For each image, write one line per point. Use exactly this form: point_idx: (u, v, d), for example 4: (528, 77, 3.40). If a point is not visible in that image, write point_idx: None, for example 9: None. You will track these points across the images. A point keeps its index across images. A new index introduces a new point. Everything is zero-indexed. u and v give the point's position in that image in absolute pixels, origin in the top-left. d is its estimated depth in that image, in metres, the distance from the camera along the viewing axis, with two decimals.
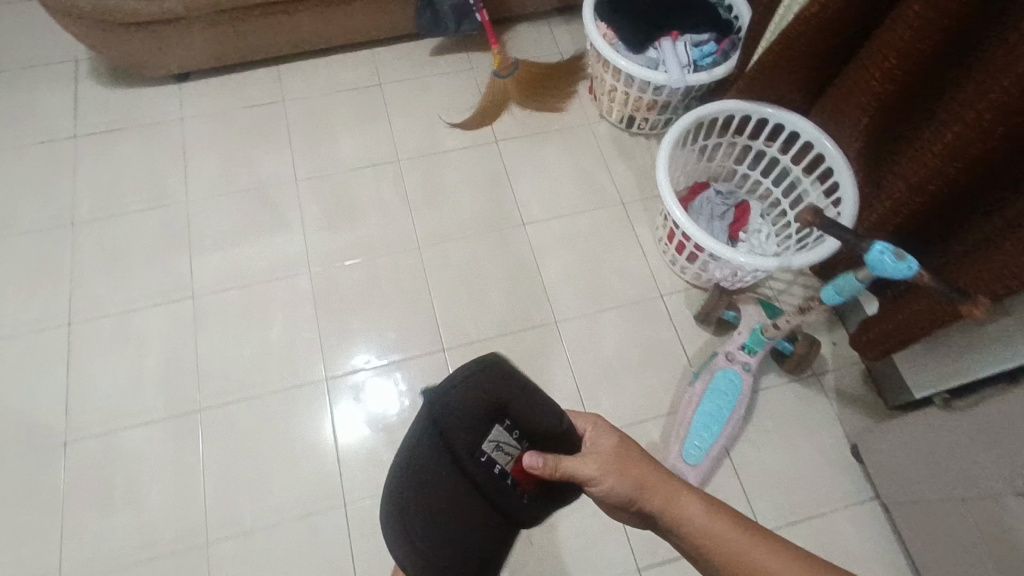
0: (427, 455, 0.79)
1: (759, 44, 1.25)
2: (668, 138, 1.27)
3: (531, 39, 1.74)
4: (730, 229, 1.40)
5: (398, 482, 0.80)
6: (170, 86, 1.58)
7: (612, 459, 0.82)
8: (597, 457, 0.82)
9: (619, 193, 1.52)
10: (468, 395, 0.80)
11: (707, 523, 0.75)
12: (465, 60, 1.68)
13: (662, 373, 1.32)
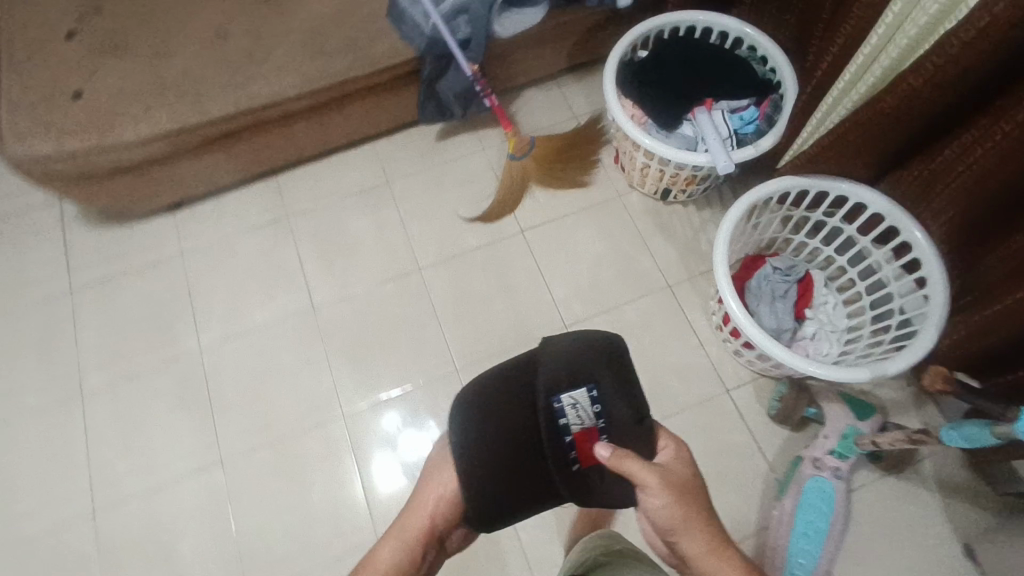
0: (514, 382, 0.82)
1: (818, 119, 1.10)
2: (722, 234, 1.14)
3: (543, 105, 1.59)
4: (795, 308, 1.26)
5: (488, 387, 0.84)
6: (165, 217, 1.48)
7: (677, 488, 0.81)
8: (666, 480, 0.80)
9: (664, 275, 1.39)
10: (574, 349, 0.83)
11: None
12: (475, 140, 1.54)
13: (742, 486, 1.20)
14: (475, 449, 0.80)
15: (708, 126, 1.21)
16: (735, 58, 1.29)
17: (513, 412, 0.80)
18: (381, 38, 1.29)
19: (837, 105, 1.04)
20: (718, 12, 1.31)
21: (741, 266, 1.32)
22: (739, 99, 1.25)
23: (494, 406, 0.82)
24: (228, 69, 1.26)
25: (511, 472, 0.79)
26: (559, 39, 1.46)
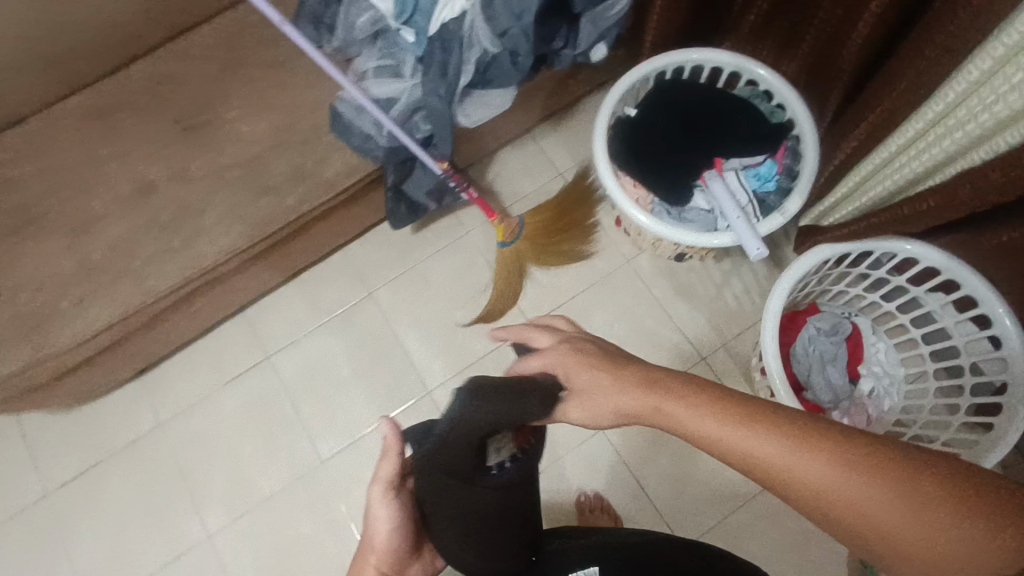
0: (457, 494, 0.72)
1: (861, 185, 0.95)
2: (765, 333, 1.01)
3: (521, 165, 1.41)
4: (847, 368, 1.15)
5: (442, 506, 0.75)
6: (130, 385, 1.30)
7: (592, 386, 0.71)
8: (581, 395, 0.71)
9: (695, 348, 1.26)
10: (462, 438, 0.66)
11: (736, 436, 0.62)
12: (455, 223, 1.36)
13: None
14: (487, 540, 0.78)
15: (724, 198, 1.06)
16: (735, 100, 1.12)
17: (477, 511, 0.75)
18: (332, 158, 1.10)
19: (873, 178, 0.92)
20: (708, 48, 1.12)
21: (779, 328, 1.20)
22: (751, 152, 1.09)
23: (459, 514, 0.75)
24: (162, 232, 1.07)
25: (512, 521, 0.79)
26: (530, 101, 1.26)
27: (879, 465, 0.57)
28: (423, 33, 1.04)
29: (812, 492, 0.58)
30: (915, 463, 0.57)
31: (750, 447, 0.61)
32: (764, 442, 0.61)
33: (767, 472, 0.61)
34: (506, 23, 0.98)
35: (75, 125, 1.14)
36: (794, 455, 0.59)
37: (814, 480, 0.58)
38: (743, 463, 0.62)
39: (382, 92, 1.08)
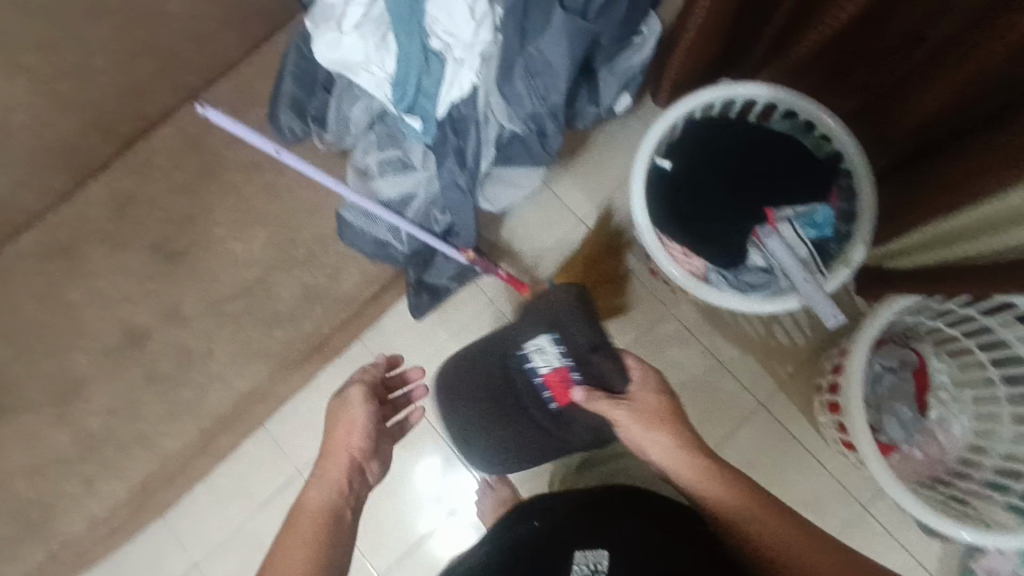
0: (488, 348, 1.04)
1: (940, 236, 0.86)
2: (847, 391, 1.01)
3: (537, 217, 1.29)
4: (915, 400, 1.10)
5: (465, 357, 1.06)
6: (153, 527, 1.19)
7: (641, 417, 0.79)
8: (636, 412, 0.79)
9: (751, 393, 1.20)
10: (538, 305, 1.01)
11: (715, 489, 0.72)
12: (477, 294, 1.18)
13: None
14: (464, 405, 1.03)
15: (784, 256, 0.97)
16: (776, 137, 1.02)
17: (491, 375, 1.02)
18: (345, 269, 0.98)
19: (951, 245, 0.85)
20: (739, 82, 1.02)
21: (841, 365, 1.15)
22: (804, 196, 1.00)
23: (473, 372, 1.03)
24: (166, 387, 0.94)
25: (499, 421, 0.99)
26: None
27: (795, 530, 0.69)
28: (433, 121, 0.91)
29: (745, 533, 0.70)
30: (818, 534, 0.69)
31: (708, 487, 0.72)
32: (720, 485, 0.72)
33: (715, 507, 0.72)
34: (538, 108, 0.88)
35: (35, 268, 0.97)
36: (740, 501, 0.71)
37: (743, 522, 0.70)
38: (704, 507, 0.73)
39: (394, 189, 0.96)
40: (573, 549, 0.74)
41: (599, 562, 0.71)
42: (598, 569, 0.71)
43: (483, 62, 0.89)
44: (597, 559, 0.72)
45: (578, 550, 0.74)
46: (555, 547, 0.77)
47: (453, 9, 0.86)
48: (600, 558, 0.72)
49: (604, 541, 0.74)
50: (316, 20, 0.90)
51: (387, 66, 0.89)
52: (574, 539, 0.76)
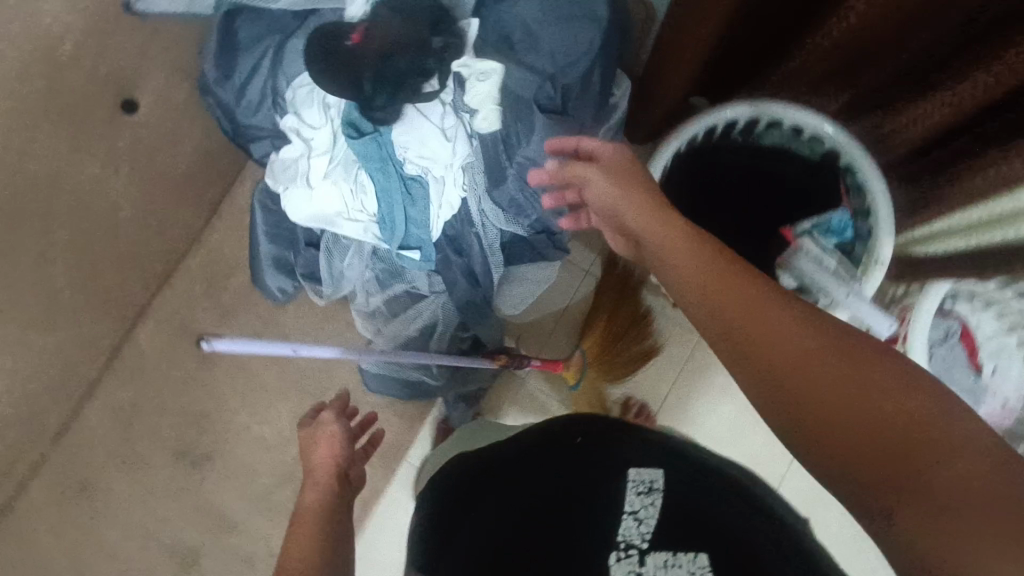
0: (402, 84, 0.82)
1: (986, 208, 0.78)
2: None
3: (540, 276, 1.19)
4: (969, 364, 1.09)
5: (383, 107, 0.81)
6: None
7: (611, 174, 0.61)
8: (604, 168, 0.61)
9: None
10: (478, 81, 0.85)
11: (688, 258, 0.54)
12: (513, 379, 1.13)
13: None
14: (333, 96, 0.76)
15: (812, 271, 0.92)
16: (769, 154, 0.99)
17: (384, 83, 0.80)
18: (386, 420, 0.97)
19: (977, 233, 0.81)
20: (722, 107, 0.95)
21: None
22: (809, 206, 0.99)
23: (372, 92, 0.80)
24: None
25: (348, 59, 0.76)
26: None
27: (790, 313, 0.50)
28: (432, 248, 0.85)
29: (688, 292, 0.53)
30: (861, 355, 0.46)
31: (676, 253, 0.55)
32: (692, 260, 0.54)
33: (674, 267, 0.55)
34: (541, 212, 0.84)
35: (55, 518, 0.89)
36: (710, 272, 0.53)
37: (686, 280, 0.54)
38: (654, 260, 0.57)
39: (409, 324, 0.91)
40: (626, 466, 0.61)
41: (654, 482, 0.59)
42: (656, 487, 0.59)
43: (466, 174, 0.83)
44: (654, 478, 0.59)
45: (631, 467, 0.61)
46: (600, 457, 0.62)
47: (425, 133, 0.79)
48: (657, 478, 0.59)
49: (649, 452, 0.61)
50: (278, 180, 0.84)
51: (370, 206, 0.83)
52: (617, 447, 0.62)
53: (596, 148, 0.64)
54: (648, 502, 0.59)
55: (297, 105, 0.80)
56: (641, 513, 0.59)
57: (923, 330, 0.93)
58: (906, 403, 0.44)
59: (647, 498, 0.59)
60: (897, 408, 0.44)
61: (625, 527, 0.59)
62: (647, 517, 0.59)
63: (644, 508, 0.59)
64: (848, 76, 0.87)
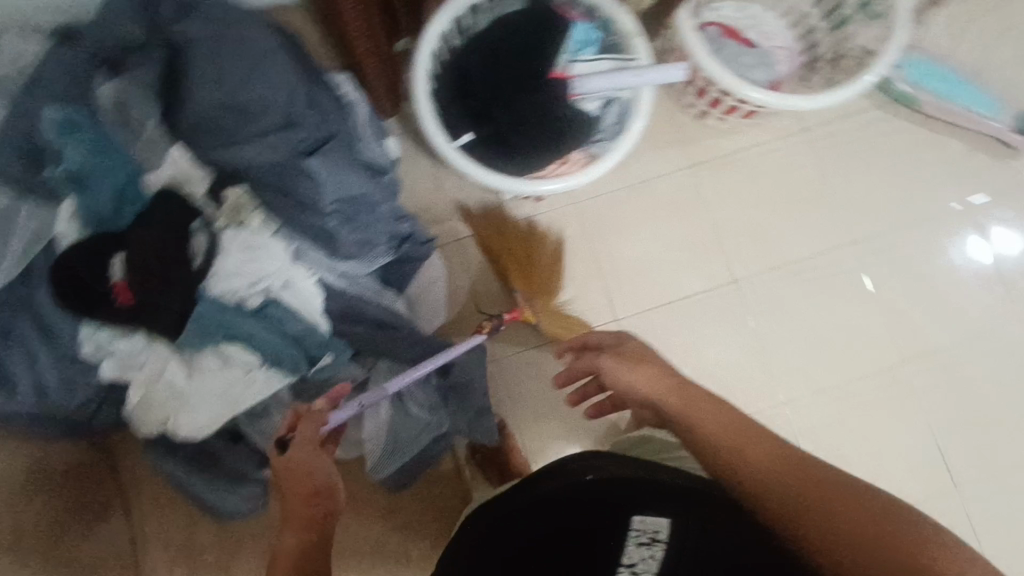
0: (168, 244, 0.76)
1: None
2: (752, 95, 1.06)
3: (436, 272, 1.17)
4: (744, 46, 1.23)
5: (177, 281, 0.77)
6: None
7: (623, 360, 0.77)
8: (618, 356, 0.78)
9: (676, 167, 1.28)
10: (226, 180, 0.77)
11: (696, 411, 0.73)
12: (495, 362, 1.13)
13: (897, 137, 1.29)
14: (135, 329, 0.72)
15: (597, 81, 1.00)
16: (493, 31, 1.03)
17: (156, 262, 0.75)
18: (438, 489, 0.94)
19: None
20: (427, 28, 0.98)
21: (693, 89, 1.17)
22: (556, 38, 1.02)
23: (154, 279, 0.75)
24: None
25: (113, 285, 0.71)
26: None
27: (786, 459, 0.68)
28: (334, 338, 0.81)
29: (699, 428, 0.72)
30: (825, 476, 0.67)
31: (665, 390, 0.74)
32: (723, 424, 0.71)
33: (714, 438, 0.71)
34: (388, 228, 0.82)
35: None
36: (717, 419, 0.72)
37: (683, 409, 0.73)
38: (655, 396, 0.75)
39: (379, 408, 0.84)
40: (632, 515, 0.64)
41: (658, 533, 0.64)
42: (657, 536, 0.64)
43: (303, 262, 0.79)
44: (658, 527, 0.64)
45: (636, 517, 0.64)
46: (615, 504, 0.65)
47: (236, 263, 0.74)
48: (659, 529, 0.64)
49: (665, 497, 0.65)
50: (152, 421, 0.74)
51: (251, 360, 0.76)
52: (629, 495, 0.64)
53: (603, 338, 0.82)
54: (647, 555, 0.65)
55: (107, 348, 0.73)
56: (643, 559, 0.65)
57: (706, 53, 1.03)
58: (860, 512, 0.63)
59: (649, 548, 0.65)
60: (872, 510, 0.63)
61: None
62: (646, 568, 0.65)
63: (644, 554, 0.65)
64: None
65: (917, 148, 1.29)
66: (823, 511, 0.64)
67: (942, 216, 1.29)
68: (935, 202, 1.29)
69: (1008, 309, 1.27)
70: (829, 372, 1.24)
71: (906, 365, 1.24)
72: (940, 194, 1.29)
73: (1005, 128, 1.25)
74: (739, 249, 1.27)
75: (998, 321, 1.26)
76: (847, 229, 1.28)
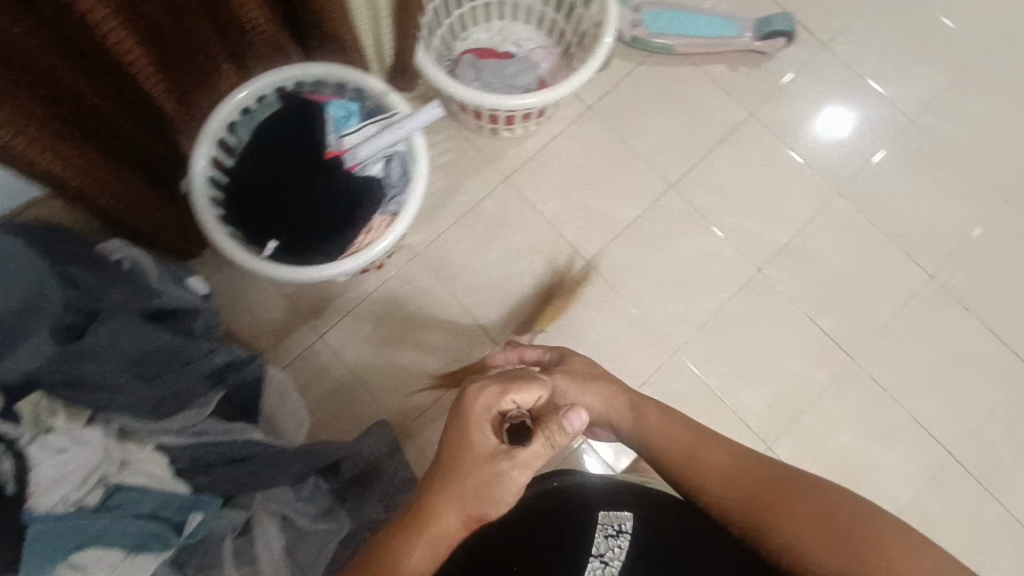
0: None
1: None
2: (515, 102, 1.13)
3: (317, 366, 1.26)
4: (501, 60, 1.32)
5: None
6: None
7: (573, 379, 0.85)
8: (571, 377, 0.85)
9: (492, 187, 1.35)
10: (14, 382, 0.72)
11: (663, 428, 0.80)
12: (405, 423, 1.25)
13: (668, 81, 1.39)
14: None
15: (367, 147, 1.05)
16: (257, 139, 1.06)
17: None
18: None
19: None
20: (191, 164, 1.00)
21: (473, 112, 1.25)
22: (314, 124, 1.06)
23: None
24: None
25: None
26: None
27: (762, 471, 0.74)
28: (197, 496, 0.78)
29: (662, 440, 0.79)
30: (804, 491, 0.71)
31: (621, 408, 0.83)
32: (694, 444, 0.77)
33: (674, 450, 0.77)
34: (200, 367, 0.84)
35: None
36: (685, 434, 0.78)
37: (645, 427, 0.81)
38: (607, 413, 0.84)
39: (274, 541, 0.83)
40: (597, 511, 0.78)
41: (620, 526, 0.77)
42: (621, 528, 0.76)
43: (132, 440, 0.77)
44: (621, 520, 0.77)
45: (602, 511, 0.78)
46: (581, 504, 0.79)
47: (55, 470, 0.69)
48: (624, 521, 0.77)
49: (618, 497, 0.79)
50: None
51: (115, 559, 0.70)
52: (596, 494, 0.79)
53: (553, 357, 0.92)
54: (614, 544, 0.75)
55: None
56: (609, 553, 0.75)
57: (457, 86, 1.11)
58: (838, 522, 0.68)
59: (616, 539, 0.76)
60: (853, 518, 0.68)
61: (595, 568, 0.74)
62: (614, 556, 0.75)
63: (609, 550, 0.75)
64: (198, 82, 0.96)
65: (690, 83, 1.39)
66: (800, 526, 0.69)
67: (736, 128, 1.38)
68: (724, 120, 1.38)
69: (828, 184, 1.35)
70: (705, 304, 1.29)
71: (766, 270, 1.30)
72: (727, 112, 1.38)
73: (750, 37, 1.37)
74: (579, 233, 1.33)
75: (825, 197, 1.34)
76: (662, 173, 1.35)
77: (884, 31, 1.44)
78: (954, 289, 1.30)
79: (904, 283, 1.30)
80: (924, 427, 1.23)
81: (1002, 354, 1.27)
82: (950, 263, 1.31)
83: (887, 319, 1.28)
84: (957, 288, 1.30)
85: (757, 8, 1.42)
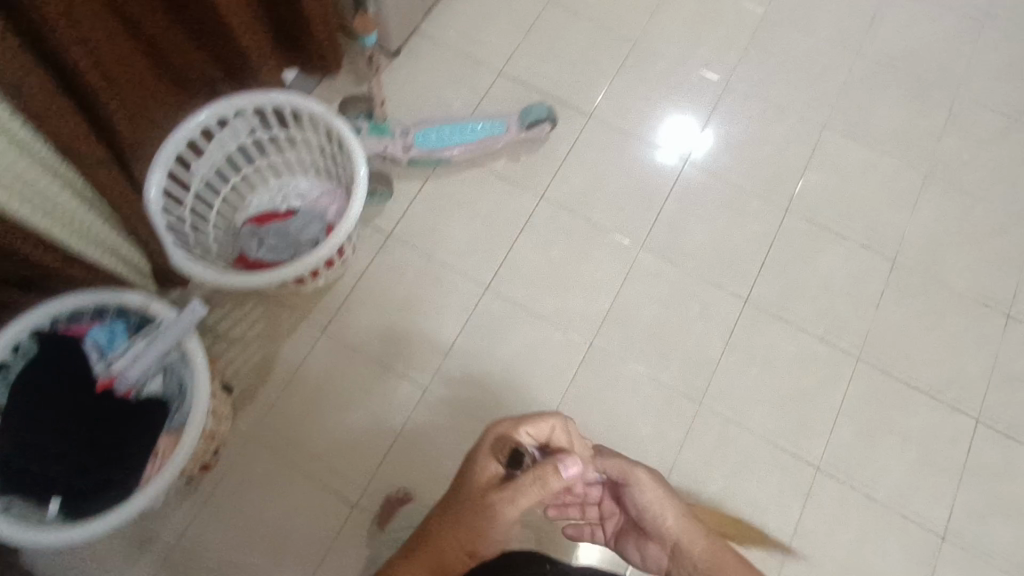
0: None
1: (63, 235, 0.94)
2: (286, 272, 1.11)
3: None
4: (283, 219, 1.31)
5: None
6: None
7: (660, 488, 0.87)
8: (657, 486, 0.87)
9: (310, 343, 1.31)
10: None
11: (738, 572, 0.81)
12: None
13: (455, 190, 1.43)
14: None
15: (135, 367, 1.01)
16: None
17: None
18: None
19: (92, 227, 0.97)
20: None
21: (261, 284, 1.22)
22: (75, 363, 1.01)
23: None
24: None
25: None
26: None
27: None
28: None
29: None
30: None
31: (699, 538, 0.85)
32: None
33: None
34: None
35: None
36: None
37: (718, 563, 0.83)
38: (682, 534, 0.86)
39: None
40: None
41: None
42: None
43: None
44: None
45: None
46: None
47: None
48: None
49: None
50: None
51: None
52: None
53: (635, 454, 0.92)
54: None
55: None
56: None
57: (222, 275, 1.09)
58: None
59: None
60: None
61: None
62: None
63: None
64: None
65: (476, 185, 1.43)
66: None
67: (532, 214, 1.41)
68: (518, 210, 1.41)
69: (630, 242, 1.39)
70: (549, 394, 1.29)
71: (597, 342, 1.32)
72: (519, 202, 1.42)
73: (515, 131, 1.41)
74: (410, 361, 1.31)
75: (632, 254, 1.38)
76: (474, 279, 1.36)
77: (637, 86, 1.53)
78: (772, 306, 1.35)
79: (724, 315, 1.34)
80: (784, 447, 1.26)
81: (830, 351, 1.32)
82: (762, 281, 1.37)
83: (719, 355, 1.31)
84: (773, 302, 1.35)
85: (516, 100, 1.48)
